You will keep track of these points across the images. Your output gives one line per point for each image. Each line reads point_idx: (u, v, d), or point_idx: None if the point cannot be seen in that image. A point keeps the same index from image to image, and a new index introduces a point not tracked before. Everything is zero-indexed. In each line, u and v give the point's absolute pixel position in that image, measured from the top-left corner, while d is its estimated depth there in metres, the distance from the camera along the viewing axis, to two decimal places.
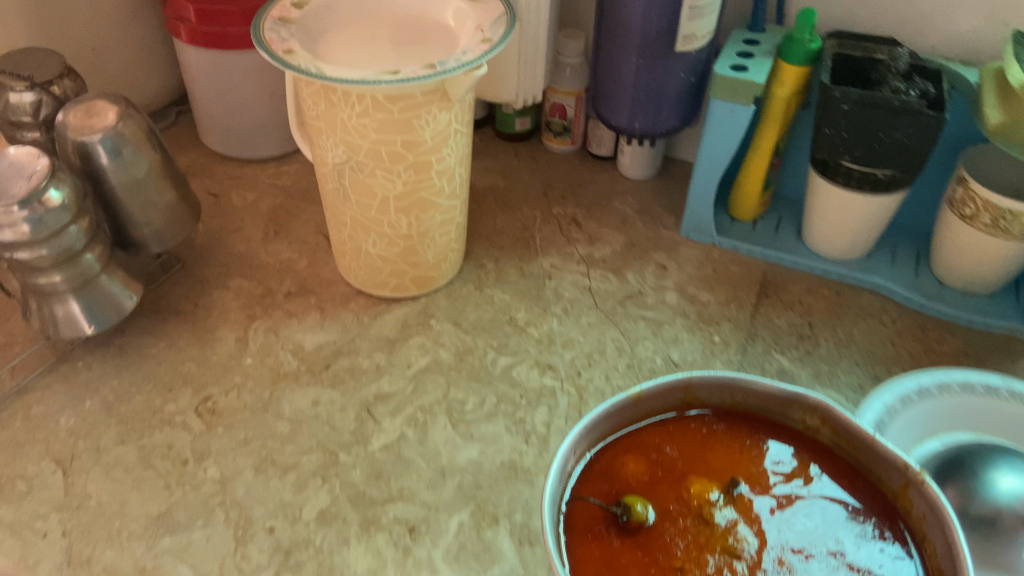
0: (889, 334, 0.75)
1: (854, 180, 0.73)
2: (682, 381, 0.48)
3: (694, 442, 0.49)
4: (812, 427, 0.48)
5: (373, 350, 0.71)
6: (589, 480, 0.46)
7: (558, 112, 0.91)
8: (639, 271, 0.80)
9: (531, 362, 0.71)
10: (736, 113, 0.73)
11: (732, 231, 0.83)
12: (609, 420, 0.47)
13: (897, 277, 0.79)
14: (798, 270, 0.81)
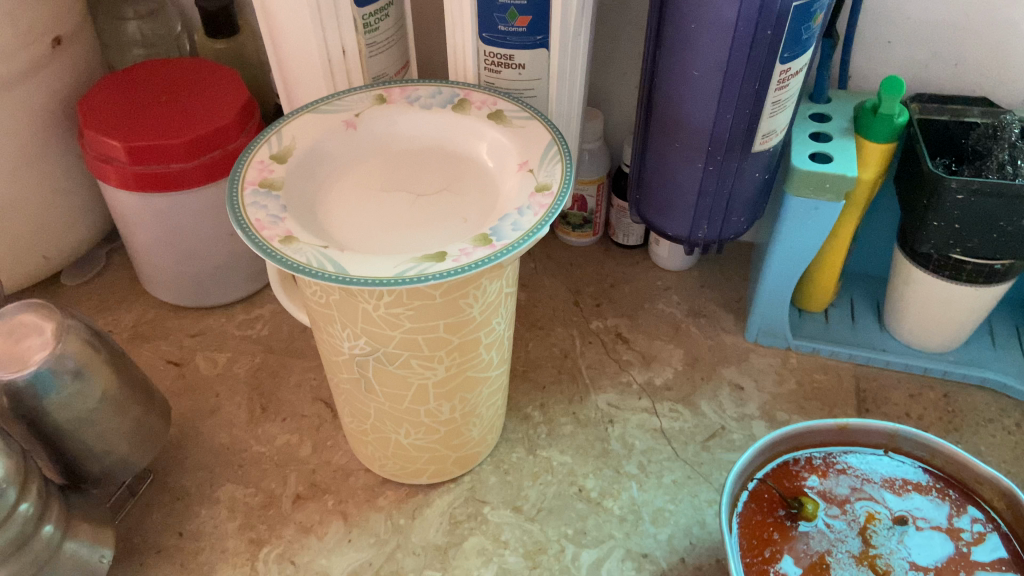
0: (1020, 444, 0.63)
1: (964, 273, 0.62)
2: (889, 429, 0.55)
3: (882, 475, 0.55)
4: (997, 508, 0.53)
5: (422, 568, 0.56)
6: (778, 474, 0.55)
7: (577, 204, 0.77)
8: (713, 399, 0.67)
9: (621, 553, 0.57)
10: (821, 210, 0.61)
11: (806, 329, 0.72)
12: (816, 437, 0.56)
13: (1007, 365, 0.68)
14: (891, 368, 0.70)
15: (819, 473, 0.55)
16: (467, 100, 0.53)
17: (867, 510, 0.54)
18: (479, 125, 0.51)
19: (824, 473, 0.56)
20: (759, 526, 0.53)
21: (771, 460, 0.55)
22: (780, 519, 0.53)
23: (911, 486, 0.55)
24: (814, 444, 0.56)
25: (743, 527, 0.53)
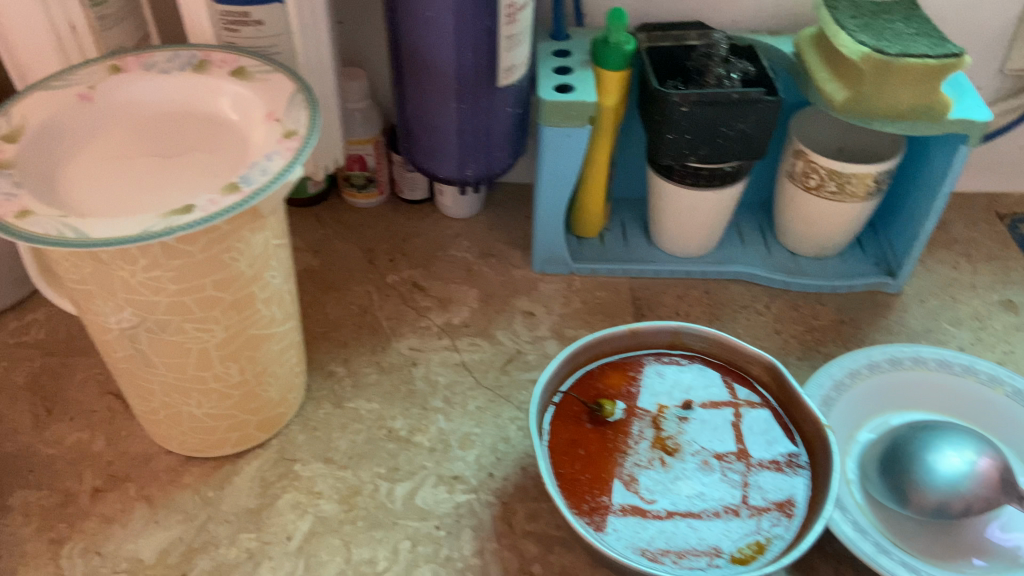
0: (770, 321, 0.73)
1: (703, 179, 0.70)
2: (672, 329, 0.60)
3: (672, 370, 0.60)
4: (767, 384, 0.58)
5: (236, 533, 0.56)
6: (579, 385, 0.59)
7: (357, 163, 0.79)
8: (508, 327, 0.72)
9: (433, 480, 0.60)
10: (573, 137, 0.66)
11: (585, 253, 0.78)
12: (610, 345, 0.60)
13: (753, 258, 0.78)
14: (661, 277, 0.77)
15: (615, 378, 0.60)
16: (207, 61, 0.53)
17: (660, 403, 0.59)
18: (220, 84, 0.51)
19: (620, 376, 0.60)
20: (566, 435, 0.56)
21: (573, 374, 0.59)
22: (583, 424, 0.57)
23: (698, 376, 0.60)
24: (610, 350, 0.60)
25: (549, 437, 0.56)
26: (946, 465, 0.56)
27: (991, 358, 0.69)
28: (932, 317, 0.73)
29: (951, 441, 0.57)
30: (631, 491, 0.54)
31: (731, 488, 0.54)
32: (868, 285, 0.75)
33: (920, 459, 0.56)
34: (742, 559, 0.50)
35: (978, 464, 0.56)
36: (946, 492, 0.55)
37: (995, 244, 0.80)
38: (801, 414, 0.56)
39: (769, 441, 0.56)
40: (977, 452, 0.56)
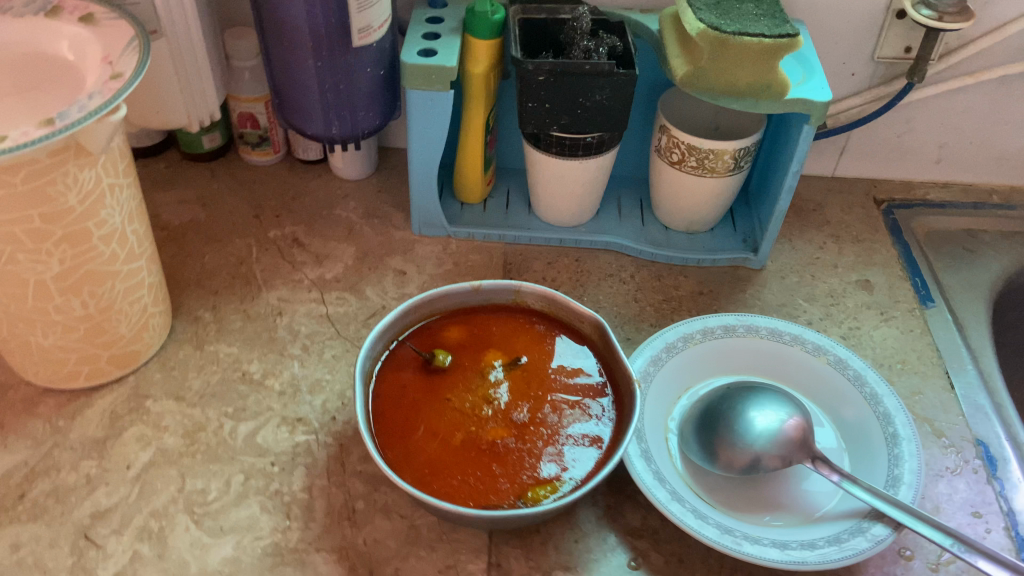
0: (630, 290, 0.76)
1: (566, 148, 0.73)
2: (513, 286, 0.63)
3: (509, 327, 0.63)
4: (595, 342, 0.61)
5: (79, 459, 0.59)
6: (418, 336, 0.62)
7: (249, 121, 0.82)
8: (378, 284, 0.74)
9: (277, 421, 0.63)
10: (436, 101, 0.68)
11: (464, 218, 0.81)
12: (452, 300, 0.63)
13: (626, 230, 0.81)
14: (536, 244, 0.80)
15: (454, 332, 0.63)
16: (59, 7, 0.55)
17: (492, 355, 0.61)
18: (61, 26, 0.54)
19: (458, 330, 0.63)
20: (396, 381, 0.59)
21: (413, 325, 0.62)
22: (414, 371, 0.60)
23: (533, 333, 0.63)
24: (451, 305, 0.63)
25: (379, 382, 0.59)
26: (756, 425, 0.58)
27: (836, 333, 0.72)
28: (788, 293, 0.76)
29: (766, 403, 0.60)
30: (445, 433, 0.56)
31: (542, 434, 0.57)
32: (731, 259, 0.78)
33: (733, 419, 0.59)
34: (534, 498, 0.52)
35: (787, 424, 0.59)
36: (753, 450, 0.58)
37: (865, 228, 0.83)
38: (618, 368, 0.58)
39: (587, 395, 0.59)
40: (788, 413, 0.59)
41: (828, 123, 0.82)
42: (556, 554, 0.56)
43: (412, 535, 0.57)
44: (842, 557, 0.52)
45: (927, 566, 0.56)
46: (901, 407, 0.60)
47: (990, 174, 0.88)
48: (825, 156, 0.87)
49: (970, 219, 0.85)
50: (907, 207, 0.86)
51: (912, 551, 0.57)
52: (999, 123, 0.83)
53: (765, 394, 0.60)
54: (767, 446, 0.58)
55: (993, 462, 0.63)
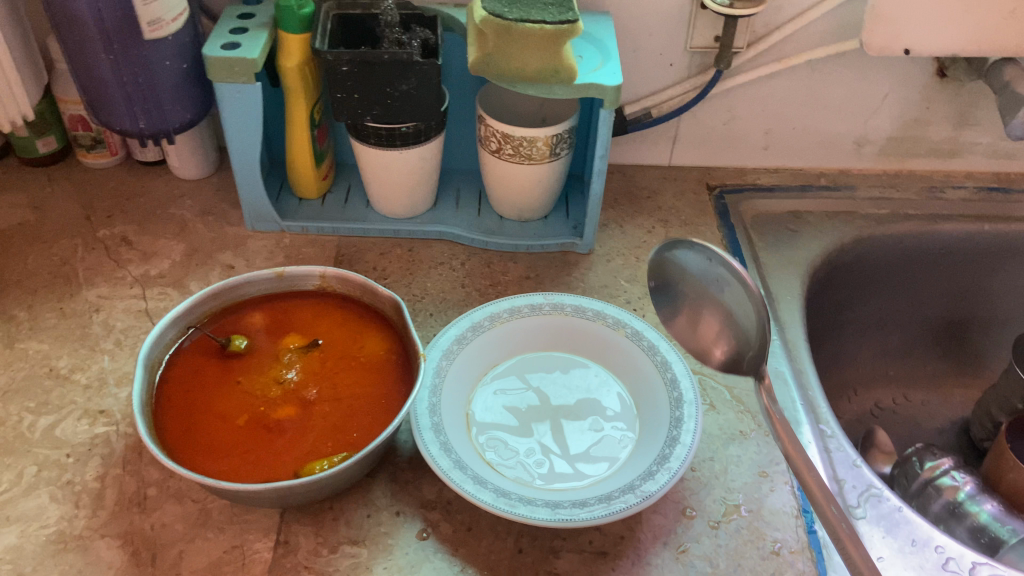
0: (459, 276, 0.78)
1: (384, 138, 0.74)
2: (316, 271, 0.65)
3: (314, 312, 0.65)
4: (395, 322, 0.63)
5: None
6: (220, 323, 0.63)
7: (81, 125, 0.81)
8: (202, 278, 0.75)
9: (79, 414, 0.63)
10: (245, 93, 0.69)
11: (299, 213, 0.81)
12: (257, 287, 0.64)
13: (461, 219, 0.83)
14: (370, 236, 0.81)
15: (257, 318, 0.64)
16: None
17: (292, 339, 0.63)
18: None
19: (260, 316, 0.64)
20: (191, 367, 0.60)
21: (215, 312, 0.63)
22: (211, 357, 0.61)
23: (338, 316, 0.65)
24: (255, 292, 0.64)
25: (175, 368, 0.60)
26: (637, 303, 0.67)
27: (652, 311, 0.75)
28: (611, 275, 0.79)
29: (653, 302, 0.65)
30: (231, 415, 0.57)
31: (329, 412, 0.58)
32: (559, 245, 0.81)
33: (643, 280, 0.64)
34: (307, 472, 0.53)
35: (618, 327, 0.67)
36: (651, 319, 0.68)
37: (693, 213, 0.87)
38: (411, 346, 0.60)
39: (381, 373, 0.61)
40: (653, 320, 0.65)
41: (652, 113, 0.85)
42: (346, 529, 0.57)
43: (202, 518, 0.57)
44: (609, 512, 0.54)
45: (708, 523, 0.59)
46: (687, 371, 0.63)
47: (817, 159, 0.92)
48: (659, 145, 0.90)
49: (797, 201, 0.89)
50: (738, 191, 0.90)
51: (695, 510, 0.60)
52: (817, 109, 0.87)
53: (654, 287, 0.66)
54: (709, 327, 0.64)
55: (786, 424, 0.66)
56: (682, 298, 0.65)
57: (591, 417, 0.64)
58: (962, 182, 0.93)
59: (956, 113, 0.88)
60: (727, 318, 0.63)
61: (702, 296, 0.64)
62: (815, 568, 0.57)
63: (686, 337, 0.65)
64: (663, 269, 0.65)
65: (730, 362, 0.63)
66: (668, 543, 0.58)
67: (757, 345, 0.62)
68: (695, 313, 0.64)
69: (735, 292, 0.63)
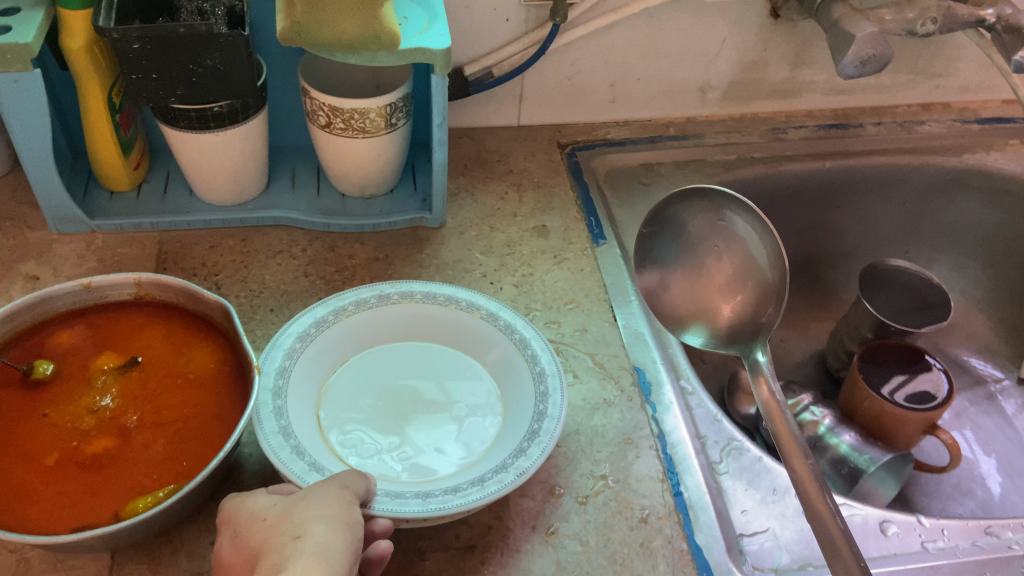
0: (300, 265, 0.72)
1: (195, 120, 0.67)
2: (130, 278, 0.58)
3: (132, 326, 0.58)
4: (225, 330, 0.58)
5: None
6: (20, 347, 0.55)
7: None
8: (3, 294, 0.66)
9: None
10: (24, 83, 0.60)
11: (112, 210, 0.73)
12: (63, 303, 0.57)
13: (298, 201, 0.76)
14: (197, 228, 0.74)
15: (64, 338, 0.57)
16: None
17: (108, 360, 0.56)
18: None
19: (69, 336, 0.57)
20: None
21: (15, 335, 0.55)
22: (11, 389, 0.53)
23: (161, 328, 0.58)
24: (60, 309, 0.57)
25: None
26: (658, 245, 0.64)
27: (509, 283, 0.72)
28: (465, 248, 0.75)
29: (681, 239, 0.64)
30: (39, 454, 0.50)
31: (153, 439, 0.52)
32: (407, 221, 0.76)
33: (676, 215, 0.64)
34: (129, 511, 0.48)
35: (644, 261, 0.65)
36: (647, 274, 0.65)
37: (545, 174, 0.84)
38: (244, 356, 0.55)
39: (212, 389, 0.55)
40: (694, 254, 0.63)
41: (494, 73, 0.80)
42: (186, 562, 0.52)
43: (18, 570, 0.50)
44: (485, 494, 0.51)
45: (576, 500, 0.57)
46: (547, 346, 0.61)
47: (665, 108, 0.91)
48: (505, 105, 0.86)
49: (647, 153, 0.88)
50: (589, 147, 0.87)
51: (563, 488, 0.58)
52: (660, 57, 0.85)
53: (651, 236, 0.65)
54: (722, 272, 0.62)
55: (648, 386, 0.65)
56: (686, 249, 0.63)
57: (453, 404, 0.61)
58: (802, 121, 0.94)
59: (792, 53, 0.88)
60: (743, 261, 0.61)
61: (716, 240, 0.62)
62: (682, 531, 0.56)
63: (692, 293, 0.63)
64: (672, 218, 0.64)
65: (740, 317, 0.61)
66: (537, 526, 0.56)
67: (775, 293, 0.60)
68: (700, 264, 0.62)
69: (746, 232, 0.61)
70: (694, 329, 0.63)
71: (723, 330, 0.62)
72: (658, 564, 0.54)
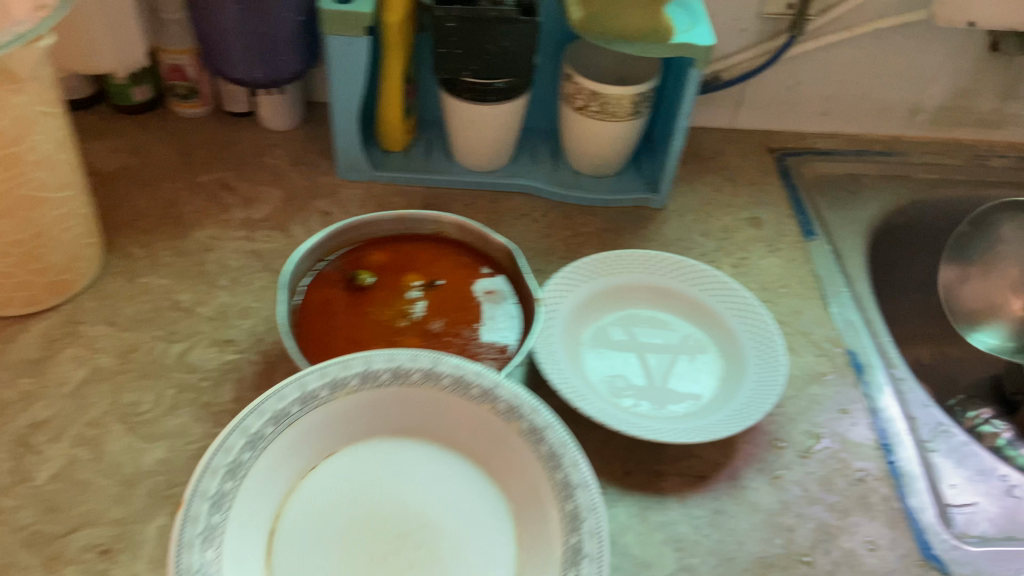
0: (544, 226, 0.82)
1: (478, 93, 0.78)
2: (433, 217, 0.69)
3: (429, 253, 0.69)
4: (506, 268, 0.68)
5: (17, 377, 0.63)
6: (347, 259, 0.67)
7: (178, 74, 0.84)
8: (304, 224, 0.79)
9: (206, 342, 0.67)
10: (355, 47, 0.73)
11: (387, 164, 0.86)
12: (379, 228, 0.69)
13: (539, 173, 0.87)
14: (455, 187, 0.86)
15: (377, 255, 0.68)
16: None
17: (412, 277, 0.67)
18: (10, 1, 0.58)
19: (382, 255, 0.68)
20: (324, 297, 0.64)
21: (343, 248, 0.68)
22: (341, 290, 0.65)
23: (452, 259, 0.69)
24: (378, 233, 0.69)
25: (314, 298, 0.64)
26: None
27: (727, 263, 0.80)
28: (685, 229, 0.83)
29: None
30: (366, 342, 0.62)
31: (450, 344, 0.62)
32: (634, 200, 0.85)
33: None
34: None
35: None
36: None
37: (758, 172, 0.92)
38: (523, 290, 0.65)
39: (493, 313, 0.65)
40: None
41: (722, 76, 0.90)
42: None
43: None
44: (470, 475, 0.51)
45: (796, 453, 0.65)
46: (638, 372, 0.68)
47: (871, 126, 0.98)
48: (724, 108, 0.96)
49: (852, 165, 0.95)
50: (797, 154, 0.95)
51: (784, 441, 0.65)
52: (879, 76, 0.93)
53: None
54: None
55: (861, 366, 0.72)
56: None
57: (454, 516, 0.52)
58: (1005, 152, 0.99)
59: (1002, 85, 0.94)
60: None
61: None
62: (895, 492, 0.63)
63: None
64: None
65: None
66: (762, 469, 0.63)
67: None
68: None
69: None
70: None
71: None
72: (874, 517, 0.61)
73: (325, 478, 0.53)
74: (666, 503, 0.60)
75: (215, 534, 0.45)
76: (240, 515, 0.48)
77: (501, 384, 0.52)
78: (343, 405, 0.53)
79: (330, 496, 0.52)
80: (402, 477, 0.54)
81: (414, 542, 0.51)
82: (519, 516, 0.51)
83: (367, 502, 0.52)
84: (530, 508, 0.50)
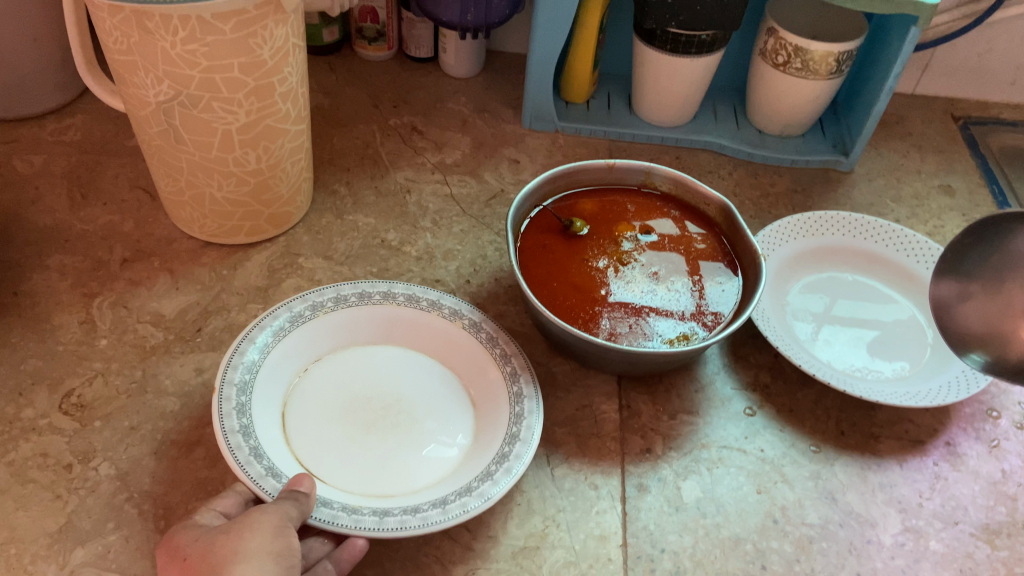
0: (732, 184, 0.81)
1: (681, 45, 0.76)
2: (645, 168, 0.68)
3: (637, 204, 0.69)
4: (717, 223, 0.67)
5: (246, 303, 0.66)
6: (559, 206, 0.68)
7: (369, 15, 0.87)
8: (495, 170, 0.80)
9: (418, 280, 0.69)
10: None
11: (571, 115, 0.85)
12: (589, 176, 0.69)
13: (722, 131, 0.85)
14: (638, 142, 0.85)
15: (588, 203, 0.69)
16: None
17: (624, 227, 0.67)
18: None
19: (591, 204, 0.69)
20: (542, 242, 0.65)
21: (555, 194, 0.68)
22: (558, 235, 0.65)
23: (660, 211, 0.69)
24: (587, 182, 0.69)
25: (532, 241, 0.65)
26: None
27: (922, 230, 0.78)
28: (876, 194, 0.82)
29: None
30: (588, 287, 0.62)
31: (671, 296, 0.62)
32: (822, 162, 0.83)
33: None
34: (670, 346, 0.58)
35: None
36: None
37: (944, 140, 0.89)
38: (741, 245, 0.64)
39: (709, 267, 0.65)
40: None
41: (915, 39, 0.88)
42: (679, 400, 0.63)
43: (551, 378, 0.63)
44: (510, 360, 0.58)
45: (1013, 424, 0.64)
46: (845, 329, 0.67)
47: None
48: (909, 72, 0.93)
49: None
50: (982, 123, 0.92)
51: (999, 411, 0.64)
52: None
53: None
54: None
55: None
56: None
57: (420, 397, 0.57)
58: None
59: None
60: None
61: None
62: None
63: None
64: None
65: None
66: (980, 437, 0.63)
67: None
68: None
69: None
70: (977, 348, 0.43)
71: (1023, 361, 0.41)
72: None
73: (327, 376, 0.57)
74: (886, 465, 0.60)
75: (249, 388, 0.53)
76: (266, 377, 0.55)
77: (444, 297, 0.61)
78: (342, 319, 0.59)
79: (325, 392, 0.57)
80: (373, 377, 0.58)
81: (396, 413, 0.56)
82: (479, 406, 0.57)
83: (349, 390, 0.57)
84: (493, 393, 0.57)
